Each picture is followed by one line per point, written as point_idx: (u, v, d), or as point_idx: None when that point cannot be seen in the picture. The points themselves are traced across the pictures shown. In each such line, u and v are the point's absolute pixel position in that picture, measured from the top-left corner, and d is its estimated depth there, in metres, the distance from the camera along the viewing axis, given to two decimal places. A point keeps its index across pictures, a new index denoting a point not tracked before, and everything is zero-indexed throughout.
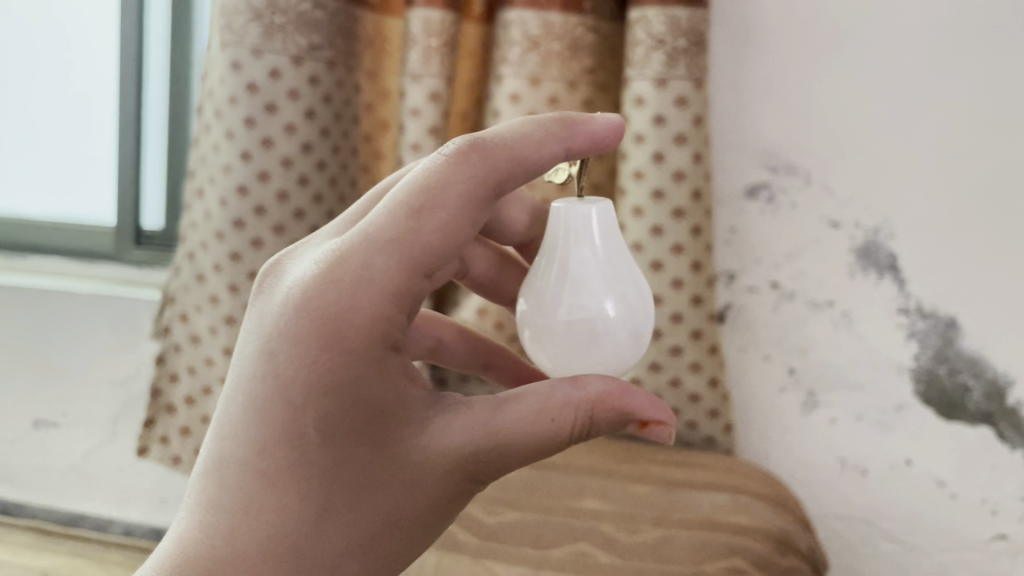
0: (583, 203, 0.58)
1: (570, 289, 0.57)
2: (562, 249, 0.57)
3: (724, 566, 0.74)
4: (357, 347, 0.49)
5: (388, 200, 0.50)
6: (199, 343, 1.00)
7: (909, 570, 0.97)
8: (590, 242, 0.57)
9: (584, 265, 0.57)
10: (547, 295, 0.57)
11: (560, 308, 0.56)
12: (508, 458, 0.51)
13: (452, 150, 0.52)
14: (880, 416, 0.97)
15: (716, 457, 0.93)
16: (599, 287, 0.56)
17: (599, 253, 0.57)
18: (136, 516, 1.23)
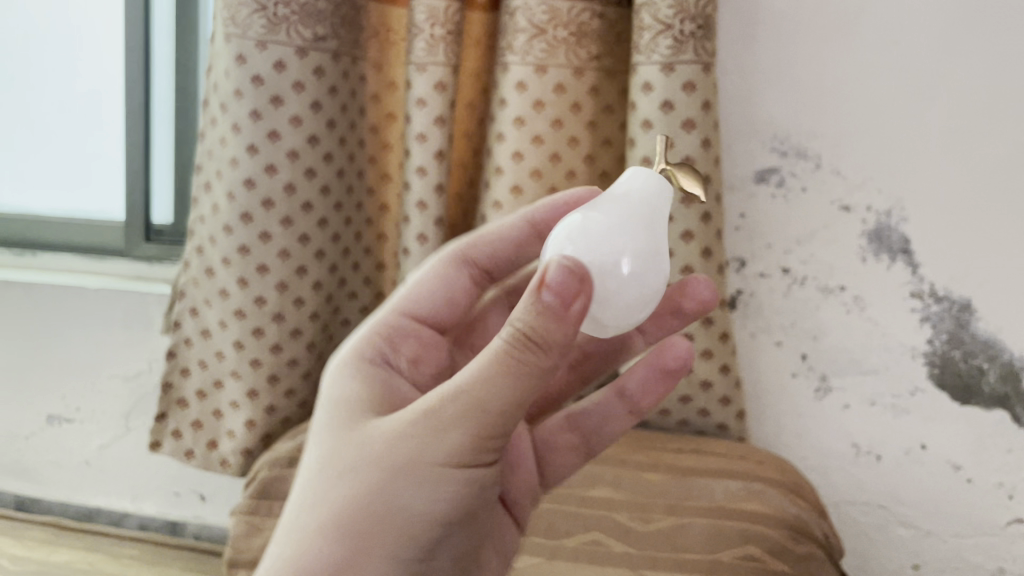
0: (643, 172, 0.56)
1: (587, 214, 0.53)
2: (603, 193, 0.55)
3: (738, 555, 0.75)
4: (357, 372, 0.59)
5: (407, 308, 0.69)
6: (209, 337, 1.00)
7: (924, 555, 0.97)
8: (634, 191, 0.54)
9: (616, 202, 0.53)
10: (561, 221, 0.54)
11: (567, 228, 0.52)
12: (463, 396, 0.47)
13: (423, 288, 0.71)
14: (894, 400, 0.96)
15: (728, 444, 0.92)
16: (615, 239, 0.51)
17: (637, 205, 0.53)
18: (150, 509, 1.24)
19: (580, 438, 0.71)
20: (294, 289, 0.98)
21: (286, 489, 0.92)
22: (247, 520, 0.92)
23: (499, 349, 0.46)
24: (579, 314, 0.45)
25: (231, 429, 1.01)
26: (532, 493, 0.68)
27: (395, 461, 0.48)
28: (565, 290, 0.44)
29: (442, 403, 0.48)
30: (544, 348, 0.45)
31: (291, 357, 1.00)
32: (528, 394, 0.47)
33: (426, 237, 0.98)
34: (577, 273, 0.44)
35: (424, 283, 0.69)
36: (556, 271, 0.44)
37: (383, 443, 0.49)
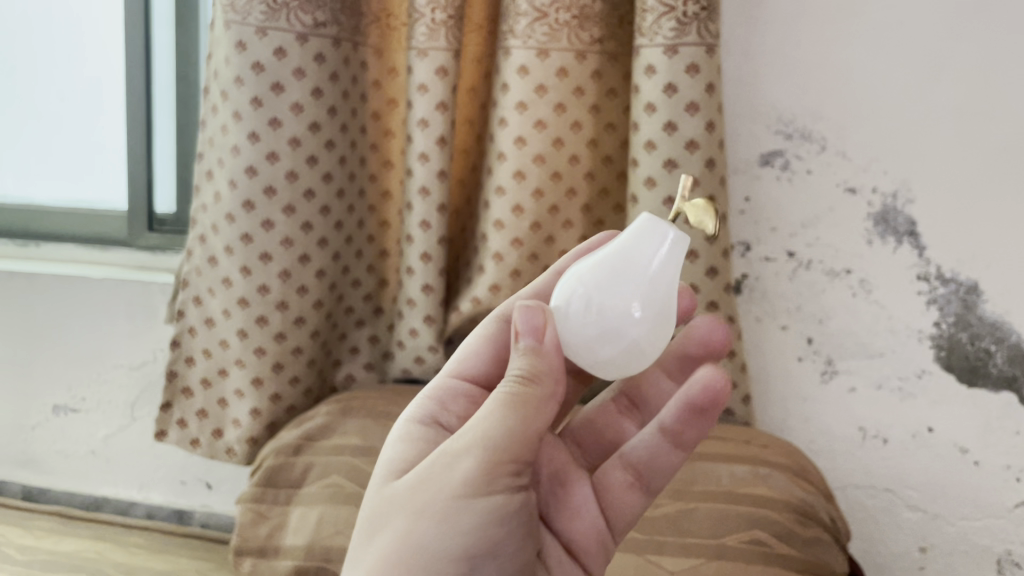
0: (662, 223, 0.53)
1: (589, 268, 0.54)
2: (617, 243, 0.54)
3: (744, 539, 0.76)
4: (401, 435, 0.59)
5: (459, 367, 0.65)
6: (214, 326, 1.00)
7: (931, 539, 0.96)
8: (638, 250, 0.53)
9: (617, 259, 0.53)
10: (573, 269, 0.56)
11: (571, 282, 0.55)
12: (477, 429, 0.50)
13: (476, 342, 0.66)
14: (901, 383, 0.96)
15: (734, 428, 0.92)
16: (606, 291, 0.52)
17: (637, 266, 0.52)
18: (157, 499, 1.24)
19: (636, 479, 0.65)
20: (297, 277, 0.98)
21: (291, 477, 0.92)
22: (252, 508, 0.92)
23: (501, 391, 0.50)
24: (552, 344, 0.52)
25: (236, 418, 1.01)
26: (599, 541, 0.63)
27: (422, 504, 0.50)
28: (533, 329, 0.51)
29: (456, 444, 0.51)
30: (536, 380, 0.50)
31: (295, 345, 1.00)
32: (536, 426, 0.50)
33: (429, 223, 0.97)
34: (532, 311, 0.52)
35: (473, 345, 0.65)
36: (523, 314, 0.52)
37: (410, 488, 0.52)
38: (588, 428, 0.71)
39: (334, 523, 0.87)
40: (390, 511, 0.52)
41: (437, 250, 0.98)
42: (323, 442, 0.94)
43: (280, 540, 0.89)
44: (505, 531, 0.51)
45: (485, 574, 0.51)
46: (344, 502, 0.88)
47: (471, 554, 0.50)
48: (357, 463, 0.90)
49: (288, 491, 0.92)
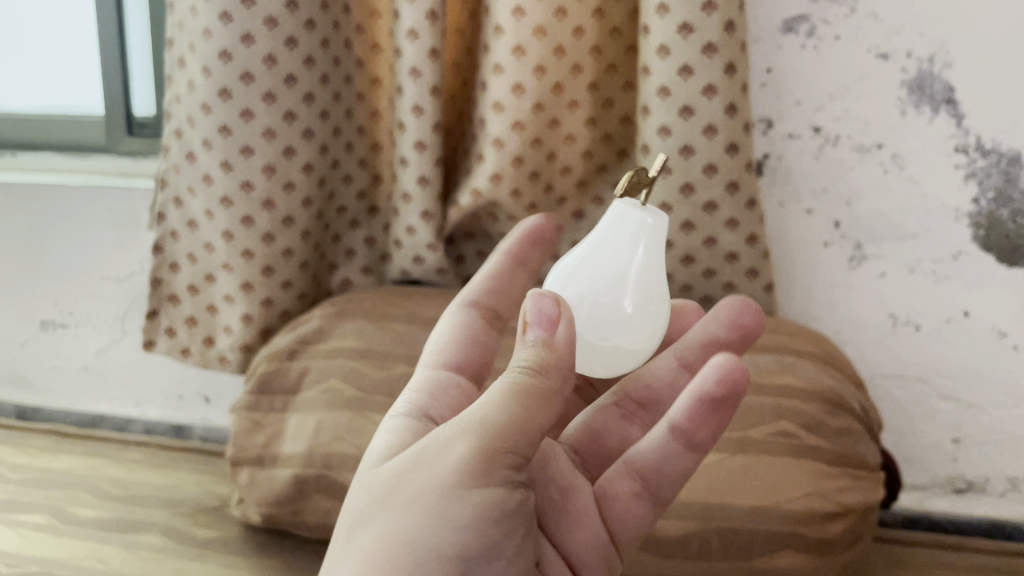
0: (638, 207, 0.51)
1: (578, 267, 0.51)
2: (595, 236, 0.52)
3: (772, 431, 0.72)
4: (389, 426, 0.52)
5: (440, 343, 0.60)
6: (197, 228, 0.94)
7: (966, 429, 0.91)
8: (624, 241, 0.51)
9: (608, 253, 0.51)
10: (554, 267, 0.54)
11: (558, 279, 0.52)
12: (478, 416, 0.45)
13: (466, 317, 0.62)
14: (935, 267, 0.89)
15: (759, 318, 0.84)
16: (605, 283, 0.50)
17: (619, 254, 0.51)
18: (155, 414, 1.20)
19: (642, 487, 0.57)
20: (283, 172, 0.90)
21: (287, 384, 0.87)
22: (248, 416, 0.87)
23: (505, 379, 0.45)
24: (566, 337, 0.46)
25: (227, 325, 0.96)
26: (603, 559, 0.56)
27: (412, 495, 0.45)
28: (545, 320, 0.46)
29: (446, 434, 0.46)
30: (543, 370, 0.45)
31: (285, 247, 0.93)
32: (544, 418, 0.45)
33: (422, 108, 0.89)
34: (544, 309, 0.46)
35: (446, 336, 0.60)
36: (535, 302, 0.46)
37: (396, 479, 0.46)
38: (587, 437, 0.63)
39: (333, 429, 0.82)
40: (375, 504, 0.46)
41: (432, 137, 0.90)
42: (318, 346, 0.88)
43: (278, 448, 0.85)
44: (499, 527, 0.45)
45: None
46: (344, 407, 0.83)
47: (463, 554, 0.44)
48: (355, 367, 0.85)
49: (285, 397, 0.87)
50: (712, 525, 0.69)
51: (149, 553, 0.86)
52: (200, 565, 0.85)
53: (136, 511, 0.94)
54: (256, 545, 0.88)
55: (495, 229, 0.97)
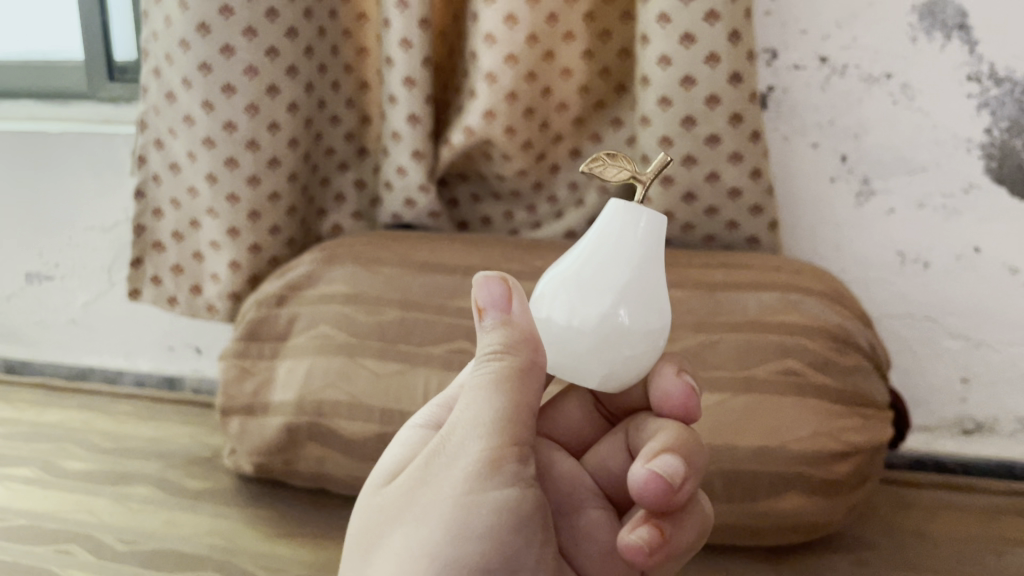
0: (634, 206, 0.45)
1: (568, 270, 0.45)
2: (587, 238, 0.46)
3: (777, 370, 0.69)
4: (405, 438, 0.49)
5: None
6: (180, 171, 0.91)
7: (976, 369, 0.89)
8: (618, 242, 0.44)
9: (601, 255, 0.44)
10: (548, 273, 0.47)
11: (551, 284, 0.45)
12: (469, 412, 0.42)
13: None
14: (945, 201, 0.86)
15: (763, 258, 0.81)
16: (599, 288, 0.44)
17: (616, 257, 0.44)
18: (146, 367, 1.17)
19: None
20: (267, 112, 0.87)
21: (276, 330, 0.85)
22: (237, 364, 0.85)
23: (486, 368, 0.43)
24: (523, 312, 0.44)
25: (215, 272, 0.93)
26: None
27: (424, 512, 0.42)
28: (495, 302, 0.44)
29: (442, 440, 0.43)
30: (519, 350, 0.43)
31: (272, 191, 0.90)
32: (531, 399, 0.43)
33: (410, 42, 0.85)
34: (497, 291, 0.44)
35: None
36: (484, 289, 0.44)
37: (404, 498, 0.43)
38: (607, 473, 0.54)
39: (324, 375, 0.80)
40: (388, 528, 0.43)
41: (421, 72, 0.86)
42: (308, 292, 0.85)
43: (269, 396, 0.82)
44: (521, 531, 0.42)
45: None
46: (335, 353, 0.80)
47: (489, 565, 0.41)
48: (345, 312, 0.82)
49: (275, 344, 0.84)
50: (715, 467, 0.68)
51: (139, 505, 0.85)
52: (191, 516, 0.83)
53: (126, 463, 0.92)
54: (249, 496, 0.86)
55: (490, 170, 0.93)
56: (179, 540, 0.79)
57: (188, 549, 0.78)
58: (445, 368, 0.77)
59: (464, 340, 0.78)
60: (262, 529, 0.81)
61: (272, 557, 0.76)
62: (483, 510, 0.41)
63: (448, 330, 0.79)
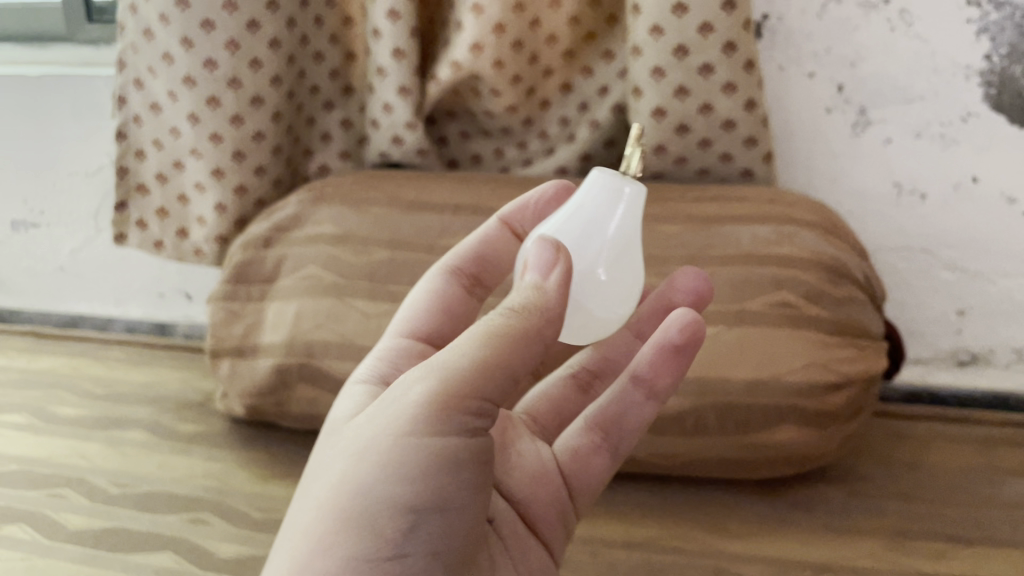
0: (619, 176, 0.49)
1: (553, 229, 0.48)
2: (572, 200, 0.49)
3: (771, 303, 0.69)
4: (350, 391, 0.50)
5: (413, 301, 0.57)
6: (161, 112, 0.89)
7: (972, 300, 0.88)
8: (601, 206, 0.48)
9: (589, 218, 0.47)
10: (531, 233, 0.50)
11: (535, 244, 0.48)
12: (448, 355, 0.40)
13: (445, 272, 0.58)
14: (943, 130, 0.84)
15: (757, 189, 0.79)
16: (580, 249, 0.47)
17: (600, 222, 0.47)
18: (136, 313, 1.17)
19: (604, 439, 0.58)
20: (248, 49, 0.84)
21: (264, 272, 0.83)
22: (225, 306, 0.84)
23: (478, 323, 0.41)
24: (558, 281, 0.41)
25: (201, 215, 0.92)
26: (560, 510, 0.54)
27: (369, 448, 0.40)
28: (542, 263, 0.42)
29: (408, 382, 0.41)
30: (523, 315, 0.40)
31: (256, 130, 0.88)
32: (521, 362, 0.40)
33: None
34: (546, 256, 0.42)
35: (420, 300, 0.57)
36: (539, 248, 0.42)
37: (356, 433, 0.42)
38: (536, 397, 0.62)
39: (314, 316, 0.79)
40: (330, 460, 0.42)
41: (405, 4, 0.83)
42: (294, 233, 0.84)
43: (258, 338, 0.82)
44: (453, 480, 0.40)
45: (433, 536, 0.39)
46: (324, 294, 0.79)
47: (416, 508, 0.39)
48: (334, 252, 0.81)
49: (262, 286, 0.83)
50: (709, 401, 0.68)
51: (132, 450, 0.84)
52: (184, 460, 0.83)
53: (118, 408, 0.92)
54: (243, 438, 0.86)
55: (478, 106, 0.91)
56: (173, 483, 0.79)
57: (182, 492, 0.77)
58: None
59: None
60: (256, 470, 0.81)
61: (266, 498, 0.76)
62: (424, 453, 0.39)
63: None
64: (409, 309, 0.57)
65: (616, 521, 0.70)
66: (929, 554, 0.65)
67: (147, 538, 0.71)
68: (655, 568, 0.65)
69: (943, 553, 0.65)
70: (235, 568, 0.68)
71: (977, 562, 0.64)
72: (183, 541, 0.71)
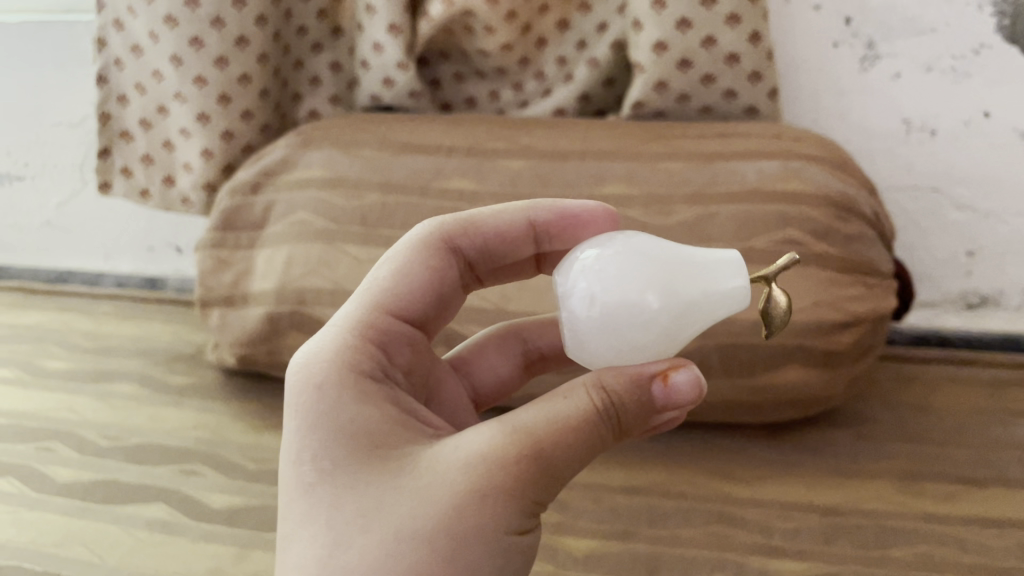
0: (740, 270, 0.40)
1: (605, 261, 0.39)
2: (683, 277, 0.39)
3: (778, 240, 0.66)
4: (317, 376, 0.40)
5: (394, 266, 0.47)
6: (142, 54, 0.85)
7: (982, 241, 0.86)
8: (715, 306, 0.39)
9: (654, 274, 0.38)
10: (624, 282, 0.38)
11: (633, 314, 0.38)
12: (569, 442, 0.36)
13: (435, 240, 0.48)
14: (955, 63, 0.81)
15: (761, 125, 0.76)
16: (675, 337, 0.40)
17: (704, 317, 0.40)
18: (126, 268, 1.14)
19: None
20: None
21: (252, 218, 0.81)
22: (213, 254, 0.81)
23: (573, 408, 0.37)
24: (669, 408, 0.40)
25: (187, 162, 0.89)
26: None
27: (464, 528, 0.34)
28: (678, 390, 0.39)
29: (511, 450, 0.35)
30: (620, 423, 0.37)
31: (241, 73, 0.84)
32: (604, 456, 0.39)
33: None
34: (699, 385, 0.39)
35: (401, 270, 0.47)
36: (684, 376, 0.39)
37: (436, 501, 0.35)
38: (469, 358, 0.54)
39: (304, 262, 0.76)
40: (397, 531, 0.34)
41: None
42: (283, 178, 0.81)
43: (248, 286, 0.80)
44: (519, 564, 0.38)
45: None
46: (315, 240, 0.77)
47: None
48: (323, 196, 0.78)
49: (251, 233, 0.81)
50: (710, 342, 0.67)
51: (122, 402, 0.82)
52: (176, 411, 0.81)
53: (107, 361, 0.90)
54: (235, 389, 0.84)
55: (471, 46, 0.87)
56: (163, 435, 0.77)
57: (173, 444, 0.76)
58: None
59: None
60: (249, 420, 0.79)
61: (258, 448, 0.74)
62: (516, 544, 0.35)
63: (432, 213, 0.75)
64: (396, 271, 0.47)
65: (616, 466, 0.69)
66: (937, 496, 0.63)
67: (139, 489, 0.70)
68: (657, 514, 0.63)
69: (951, 495, 0.63)
70: (227, 520, 0.66)
71: (986, 504, 0.62)
72: (174, 492, 0.69)
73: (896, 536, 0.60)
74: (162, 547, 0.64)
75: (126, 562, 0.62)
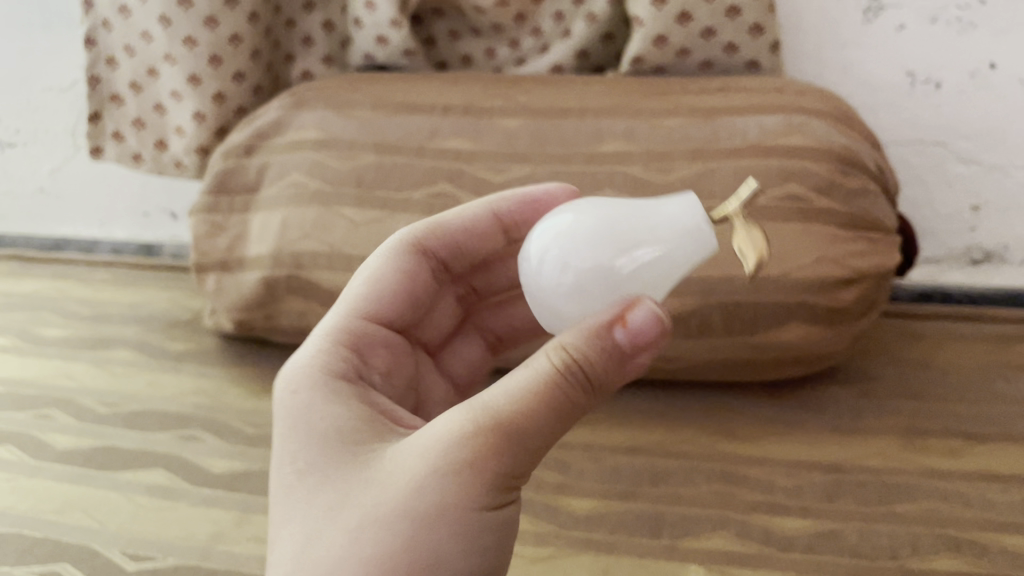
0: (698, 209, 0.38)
1: (582, 220, 0.37)
2: (642, 227, 0.37)
3: (779, 196, 0.65)
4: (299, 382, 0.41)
5: (368, 274, 0.48)
6: (130, 15, 0.83)
7: (986, 195, 0.85)
8: (682, 252, 0.37)
9: (613, 231, 0.37)
10: (583, 248, 0.37)
11: (598, 279, 0.37)
12: (531, 409, 0.34)
13: (407, 247, 0.49)
14: (960, 14, 0.78)
15: (763, 79, 0.75)
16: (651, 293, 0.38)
17: (676, 267, 0.38)
18: (121, 235, 1.13)
19: None
20: None
21: (246, 181, 0.80)
22: (207, 219, 0.80)
23: (536, 378, 0.35)
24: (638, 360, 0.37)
25: (180, 125, 0.88)
26: None
27: (426, 509, 0.33)
28: (642, 339, 0.36)
29: (469, 426, 0.34)
30: (590, 384, 0.35)
31: (231, 33, 0.82)
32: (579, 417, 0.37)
33: None
34: (665, 326, 0.36)
35: (379, 276, 0.48)
36: (645, 314, 0.36)
37: (400, 484, 0.34)
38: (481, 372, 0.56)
39: (300, 225, 0.75)
40: (366, 518, 0.34)
41: None
42: (277, 140, 0.79)
43: (243, 251, 0.79)
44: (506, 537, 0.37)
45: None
46: (309, 202, 0.75)
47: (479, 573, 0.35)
48: (317, 158, 0.76)
49: (245, 196, 0.80)
50: (714, 300, 0.66)
51: (120, 369, 0.82)
52: (174, 378, 0.80)
53: (104, 328, 0.90)
54: (233, 354, 0.84)
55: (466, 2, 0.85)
56: (162, 401, 0.77)
57: (172, 410, 0.75)
58: (427, 212, 0.72)
59: (445, 183, 0.73)
60: (248, 386, 0.78)
61: (258, 413, 0.74)
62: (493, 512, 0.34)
63: (428, 174, 0.73)
64: (371, 281, 0.48)
65: (617, 426, 0.69)
66: (941, 452, 0.63)
67: (138, 456, 0.70)
68: (658, 473, 0.63)
69: (955, 451, 0.63)
70: (227, 485, 0.66)
71: (989, 458, 0.62)
72: (174, 458, 0.69)
73: (900, 493, 0.59)
74: (163, 513, 0.64)
75: (127, 528, 0.62)
